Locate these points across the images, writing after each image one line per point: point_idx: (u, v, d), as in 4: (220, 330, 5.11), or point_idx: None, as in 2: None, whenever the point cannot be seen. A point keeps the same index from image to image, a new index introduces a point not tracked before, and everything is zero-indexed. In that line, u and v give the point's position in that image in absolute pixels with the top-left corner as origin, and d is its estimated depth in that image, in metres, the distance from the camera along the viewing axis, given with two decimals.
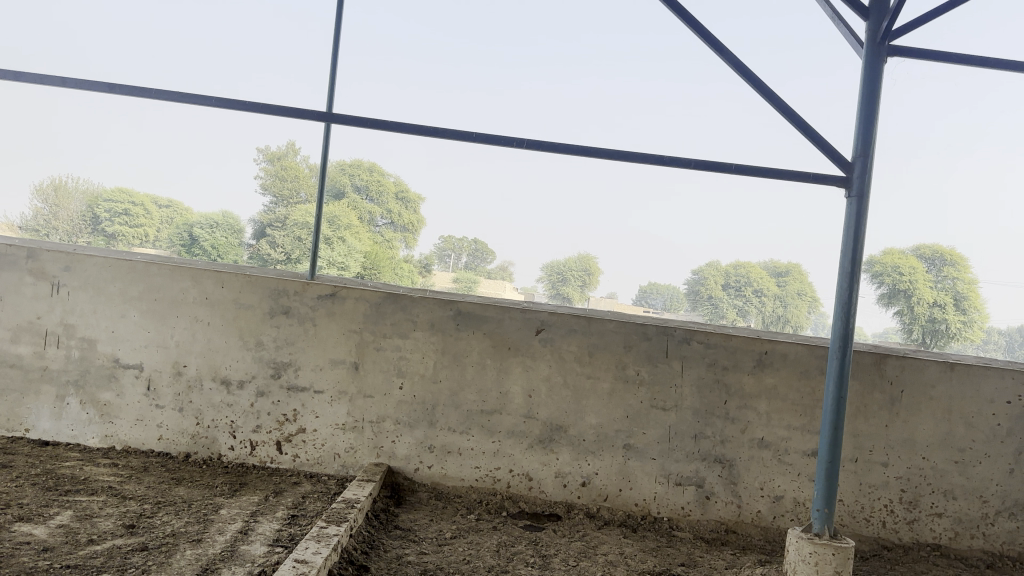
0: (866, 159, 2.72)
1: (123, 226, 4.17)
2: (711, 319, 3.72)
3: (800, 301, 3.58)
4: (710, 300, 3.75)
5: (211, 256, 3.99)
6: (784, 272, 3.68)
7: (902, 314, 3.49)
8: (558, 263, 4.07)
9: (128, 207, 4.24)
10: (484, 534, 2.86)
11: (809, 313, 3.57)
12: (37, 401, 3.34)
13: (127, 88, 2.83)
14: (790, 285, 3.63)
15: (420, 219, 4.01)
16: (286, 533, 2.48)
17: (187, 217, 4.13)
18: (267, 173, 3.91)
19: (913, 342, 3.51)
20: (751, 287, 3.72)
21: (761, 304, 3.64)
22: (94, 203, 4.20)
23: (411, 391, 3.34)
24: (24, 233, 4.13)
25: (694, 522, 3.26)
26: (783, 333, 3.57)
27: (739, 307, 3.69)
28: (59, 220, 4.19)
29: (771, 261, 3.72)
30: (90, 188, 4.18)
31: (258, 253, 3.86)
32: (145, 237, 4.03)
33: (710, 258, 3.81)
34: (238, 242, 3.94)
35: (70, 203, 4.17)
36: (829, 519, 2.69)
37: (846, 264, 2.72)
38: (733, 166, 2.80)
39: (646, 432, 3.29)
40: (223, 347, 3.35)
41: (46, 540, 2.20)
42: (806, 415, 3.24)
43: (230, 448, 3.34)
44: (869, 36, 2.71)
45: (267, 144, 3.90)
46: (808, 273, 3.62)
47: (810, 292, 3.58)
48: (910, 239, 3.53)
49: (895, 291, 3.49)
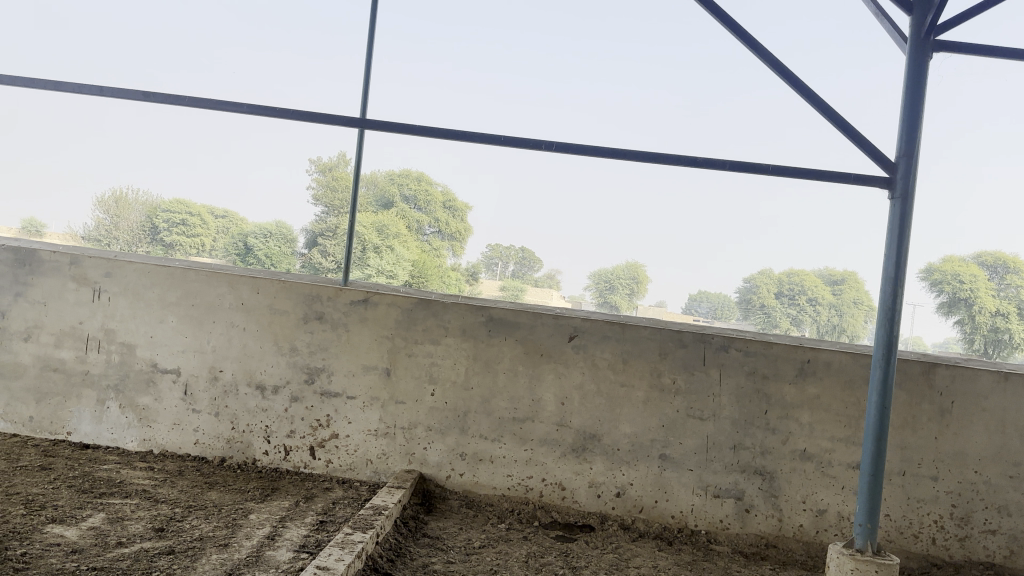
0: (910, 160, 2.62)
1: (181, 237, 3.87)
2: (763, 328, 3.57)
3: (855, 310, 3.47)
4: (762, 309, 3.59)
5: (263, 265, 3.83)
6: (839, 280, 3.50)
7: (963, 324, 3.35)
8: (604, 271, 3.81)
9: (185, 217, 3.88)
10: (514, 544, 2.81)
11: (866, 322, 3.46)
12: (79, 405, 3.41)
13: (161, 96, 3.10)
14: (845, 294, 3.49)
15: (467, 227, 3.85)
16: (312, 539, 2.47)
17: (240, 227, 3.84)
18: (318, 184, 3.76)
19: (975, 352, 3.34)
20: (804, 295, 3.56)
21: (815, 313, 3.54)
22: (154, 213, 3.91)
23: (443, 398, 3.31)
24: (86, 244, 3.92)
25: (733, 536, 3.17)
26: (838, 342, 3.50)
27: (793, 316, 3.55)
28: (120, 231, 3.90)
29: (824, 269, 3.52)
30: (152, 201, 3.89)
31: (311, 262, 3.82)
32: (201, 247, 3.86)
33: (761, 266, 3.59)
34: (290, 252, 3.82)
35: (130, 214, 3.90)
36: (872, 535, 2.58)
37: (890, 268, 2.63)
38: (770, 169, 2.83)
39: (682, 442, 3.21)
40: (258, 352, 3.37)
41: (76, 542, 2.22)
42: (850, 426, 3.12)
43: (264, 453, 3.36)
44: (913, 32, 2.63)
45: (319, 153, 3.77)
46: (864, 282, 3.45)
47: (866, 301, 3.45)
48: (970, 246, 3.38)
49: (954, 300, 3.37)
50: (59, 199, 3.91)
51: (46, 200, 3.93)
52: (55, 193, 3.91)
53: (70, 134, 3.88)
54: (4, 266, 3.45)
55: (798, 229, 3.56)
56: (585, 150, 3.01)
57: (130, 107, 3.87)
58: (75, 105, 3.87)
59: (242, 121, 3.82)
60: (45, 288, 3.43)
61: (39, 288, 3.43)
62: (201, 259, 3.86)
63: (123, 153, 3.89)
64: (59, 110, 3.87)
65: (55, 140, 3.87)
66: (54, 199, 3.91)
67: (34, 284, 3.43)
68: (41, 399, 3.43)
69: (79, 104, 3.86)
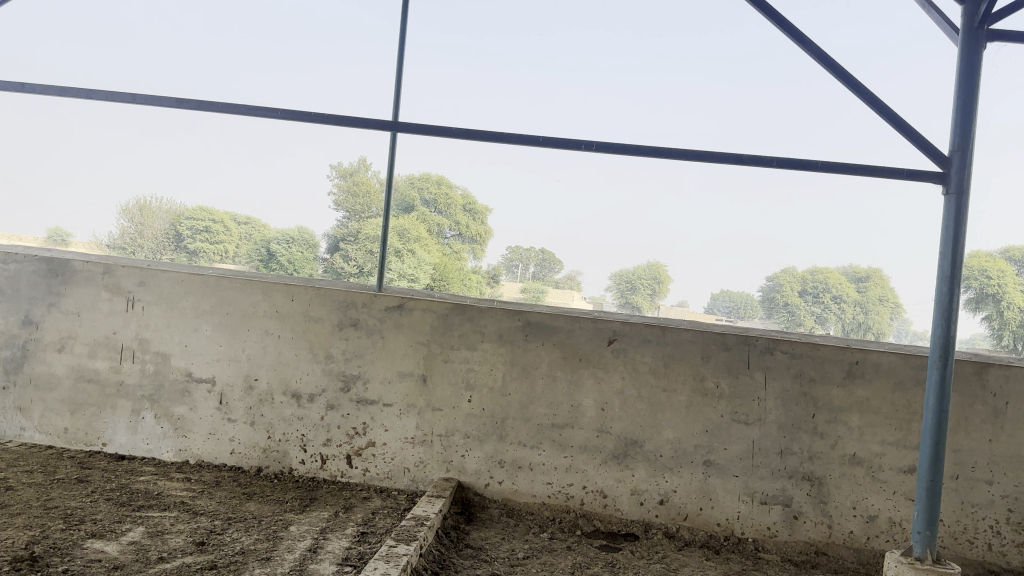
0: (964, 154, 2.53)
1: (204, 243, 3.84)
2: (787, 328, 3.44)
3: (881, 307, 3.38)
4: (785, 308, 3.44)
5: (287, 270, 3.82)
6: (863, 278, 3.38)
7: (991, 320, 3.24)
8: (626, 271, 3.64)
9: (208, 224, 3.86)
10: (559, 554, 2.74)
11: (891, 320, 3.37)
12: (114, 415, 3.39)
13: (194, 102, 3.12)
14: (870, 292, 3.38)
15: (488, 229, 3.70)
16: (355, 552, 2.41)
17: (264, 233, 3.82)
18: (340, 189, 3.72)
19: (1004, 348, 3.24)
20: (829, 293, 3.41)
21: (839, 311, 3.40)
22: (177, 220, 3.91)
23: (480, 404, 3.25)
24: (112, 252, 3.90)
25: (781, 544, 3.08)
26: (864, 340, 3.39)
27: (817, 316, 3.40)
28: (144, 239, 3.89)
29: (850, 267, 3.39)
30: (176, 209, 3.89)
31: (333, 266, 3.77)
32: (224, 253, 3.80)
33: (785, 265, 3.45)
34: (312, 257, 3.79)
35: (155, 222, 3.89)
36: (931, 543, 2.49)
37: (946, 266, 2.53)
38: (818, 165, 2.76)
39: (727, 448, 3.13)
40: (293, 360, 3.33)
41: (117, 557, 2.18)
42: (901, 429, 3.03)
43: (300, 462, 3.32)
44: (965, 20, 2.52)
45: (340, 159, 3.72)
46: (890, 279, 3.35)
47: (892, 298, 3.36)
48: (997, 240, 3.24)
49: (982, 296, 3.26)
50: (89, 208, 3.88)
51: (73, 208, 3.90)
52: (83, 203, 3.87)
53: (100, 146, 3.85)
54: (37, 277, 3.44)
55: (831, 226, 3.42)
56: (626, 149, 2.97)
57: (161, 116, 3.86)
58: (105, 113, 3.86)
59: (276, 127, 3.78)
60: (78, 298, 3.41)
61: (72, 298, 3.42)
62: (224, 266, 3.78)
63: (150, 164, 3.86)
64: (89, 119, 3.87)
65: (82, 149, 3.84)
66: (81, 207, 3.88)
67: (67, 294, 3.42)
68: (75, 410, 3.41)
69: (110, 113, 3.86)
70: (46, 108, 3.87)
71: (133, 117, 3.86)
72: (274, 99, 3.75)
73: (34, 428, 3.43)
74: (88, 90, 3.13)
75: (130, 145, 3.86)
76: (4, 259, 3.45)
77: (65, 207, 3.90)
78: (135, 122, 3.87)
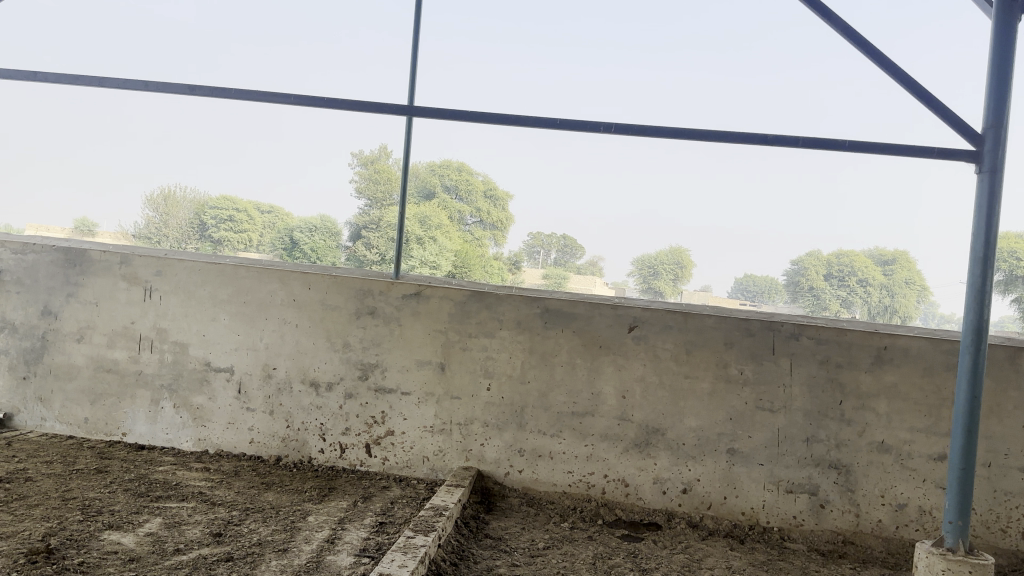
0: (998, 132, 2.44)
1: (228, 233, 3.80)
2: (812, 312, 3.35)
3: (908, 290, 3.23)
4: (811, 292, 3.36)
5: (309, 259, 3.71)
6: (889, 260, 3.26)
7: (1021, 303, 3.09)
8: (648, 255, 3.56)
9: (232, 213, 3.83)
10: (580, 544, 2.70)
11: (918, 303, 3.23)
12: (133, 405, 3.39)
13: (206, 88, 3.09)
14: (896, 275, 3.25)
15: (509, 216, 3.70)
16: (373, 543, 2.38)
17: (286, 221, 3.76)
18: (360, 176, 3.62)
19: None
20: (855, 277, 3.30)
21: (865, 294, 3.28)
22: (201, 210, 3.85)
23: (499, 392, 3.21)
24: (137, 242, 3.88)
25: (808, 533, 3.02)
26: (891, 325, 3.25)
27: (843, 299, 3.30)
28: (169, 229, 3.84)
29: (875, 249, 3.28)
30: (200, 198, 3.84)
31: (355, 254, 3.66)
32: (248, 242, 3.78)
33: (810, 248, 3.35)
34: (335, 245, 3.68)
35: (179, 212, 3.84)
36: (964, 533, 2.42)
37: (979, 249, 2.44)
38: (845, 144, 2.67)
39: (752, 436, 3.06)
40: (311, 349, 3.31)
41: (134, 549, 2.17)
42: (932, 415, 2.93)
43: (320, 451, 3.30)
44: None
45: (361, 147, 3.62)
46: (916, 262, 3.22)
47: (919, 281, 3.21)
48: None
49: (1012, 278, 3.10)
50: (111, 199, 3.87)
51: (88, 198, 3.89)
52: (106, 192, 3.87)
53: (119, 137, 3.84)
54: (55, 267, 3.44)
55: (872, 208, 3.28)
56: (649, 132, 2.87)
57: (168, 103, 3.85)
58: (119, 101, 3.83)
59: (293, 112, 3.74)
60: (97, 287, 3.41)
61: (91, 288, 3.42)
62: (249, 254, 3.74)
63: (167, 150, 3.86)
64: (104, 107, 3.85)
65: (98, 137, 3.84)
66: (102, 196, 3.87)
67: (85, 284, 3.42)
68: (96, 400, 3.42)
69: (123, 101, 3.84)
70: (63, 97, 3.87)
71: (141, 105, 3.85)
72: (287, 84, 3.72)
73: (55, 418, 3.45)
74: (100, 78, 3.10)
75: (141, 134, 3.85)
76: (22, 250, 3.46)
77: (79, 194, 3.89)
78: (145, 108, 3.85)
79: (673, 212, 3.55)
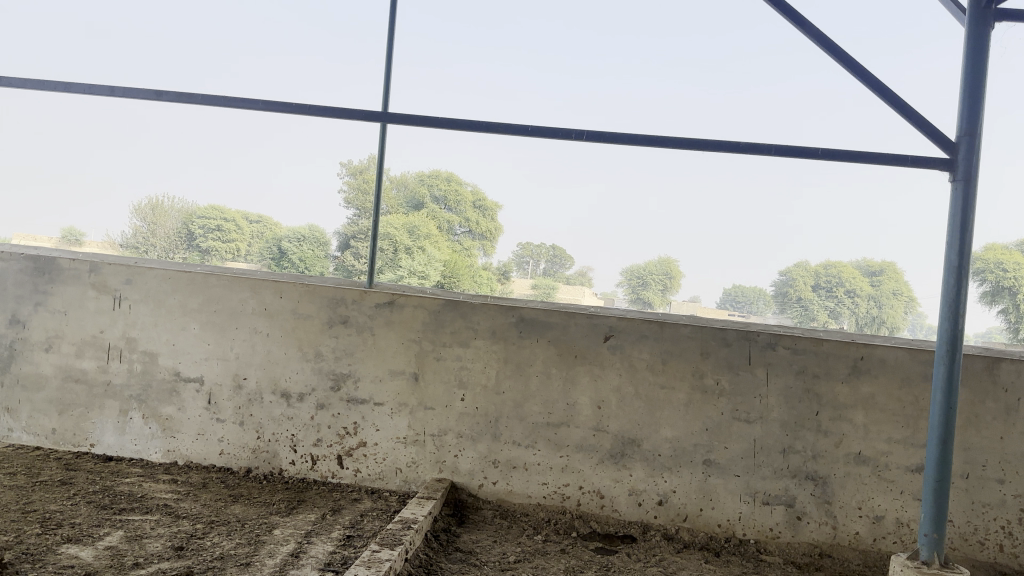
0: (972, 140, 2.42)
1: (216, 243, 3.72)
2: (800, 323, 3.29)
3: (895, 301, 3.15)
4: (799, 303, 3.29)
5: (297, 269, 3.67)
6: (877, 272, 3.18)
7: (1008, 313, 3.08)
8: (637, 267, 3.63)
9: (221, 223, 3.80)
10: (552, 557, 2.65)
11: (907, 313, 3.14)
12: (102, 416, 3.33)
13: (171, 92, 2.83)
14: (884, 286, 3.16)
15: (498, 226, 3.70)
16: (338, 557, 2.33)
17: (275, 232, 3.71)
18: (349, 186, 3.49)
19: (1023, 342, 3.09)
20: (843, 287, 3.21)
21: (854, 305, 3.20)
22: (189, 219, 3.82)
23: (473, 403, 3.17)
24: (124, 252, 3.76)
25: (784, 545, 2.98)
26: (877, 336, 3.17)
27: (831, 310, 3.23)
28: (157, 238, 3.76)
29: (862, 260, 3.20)
30: (189, 207, 3.83)
31: (344, 265, 3.53)
32: (236, 252, 3.68)
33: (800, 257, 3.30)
34: (324, 255, 3.59)
35: (167, 221, 3.80)
36: (939, 546, 2.39)
37: (953, 257, 2.42)
38: (818, 152, 2.60)
39: (728, 447, 3.03)
40: (282, 359, 3.26)
41: (90, 563, 2.12)
42: (908, 427, 2.91)
43: (291, 463, 3.25)
44: (971, 1, 2.43)
45: (350, 156, 3.49)
46: (903, 272, 3.14)
47: (906, 292, 3.13)
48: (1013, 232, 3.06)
49: (999, 289, 3.09)
50: (91, 208, 3.81)
51: (60, 206, 3.84)
52: (82, 198, 3.81)
53: (93, 143, 3.82)
54: (23, 275, 3.38)
55: (848, 218, 3.25)
56: (619, 139, 2.66)
57: (140, 112, 3.85)
58: (96, 106, 3.81)
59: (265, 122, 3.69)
60: (65, 296, 3.36)
61: (60, 297, 3.36)
62: (237, 263, 3.65)
63: (140, 157, 3.87)
64: (77, 112, 3.81)
65: (70, 144, 3.81)
66: (76, 203, 3.81)
67: (53, 293, 3.36)
68: (63, 411, 3.35)
69: (95, 107, 3.79)
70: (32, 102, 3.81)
71: (109, 112, 3.80)
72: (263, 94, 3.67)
73: (22, 428, 3.39)
74: (64, 83, 2.83)
75: (109, 140, 3.81)
76: None
77: (51, 201, 3.85)
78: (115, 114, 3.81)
79: (661, 222, 3.63)
